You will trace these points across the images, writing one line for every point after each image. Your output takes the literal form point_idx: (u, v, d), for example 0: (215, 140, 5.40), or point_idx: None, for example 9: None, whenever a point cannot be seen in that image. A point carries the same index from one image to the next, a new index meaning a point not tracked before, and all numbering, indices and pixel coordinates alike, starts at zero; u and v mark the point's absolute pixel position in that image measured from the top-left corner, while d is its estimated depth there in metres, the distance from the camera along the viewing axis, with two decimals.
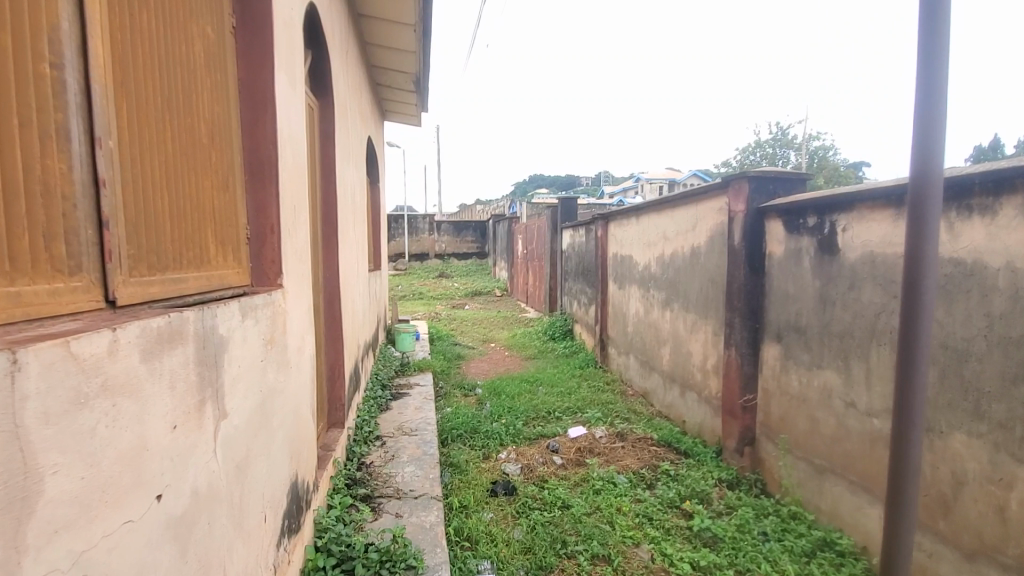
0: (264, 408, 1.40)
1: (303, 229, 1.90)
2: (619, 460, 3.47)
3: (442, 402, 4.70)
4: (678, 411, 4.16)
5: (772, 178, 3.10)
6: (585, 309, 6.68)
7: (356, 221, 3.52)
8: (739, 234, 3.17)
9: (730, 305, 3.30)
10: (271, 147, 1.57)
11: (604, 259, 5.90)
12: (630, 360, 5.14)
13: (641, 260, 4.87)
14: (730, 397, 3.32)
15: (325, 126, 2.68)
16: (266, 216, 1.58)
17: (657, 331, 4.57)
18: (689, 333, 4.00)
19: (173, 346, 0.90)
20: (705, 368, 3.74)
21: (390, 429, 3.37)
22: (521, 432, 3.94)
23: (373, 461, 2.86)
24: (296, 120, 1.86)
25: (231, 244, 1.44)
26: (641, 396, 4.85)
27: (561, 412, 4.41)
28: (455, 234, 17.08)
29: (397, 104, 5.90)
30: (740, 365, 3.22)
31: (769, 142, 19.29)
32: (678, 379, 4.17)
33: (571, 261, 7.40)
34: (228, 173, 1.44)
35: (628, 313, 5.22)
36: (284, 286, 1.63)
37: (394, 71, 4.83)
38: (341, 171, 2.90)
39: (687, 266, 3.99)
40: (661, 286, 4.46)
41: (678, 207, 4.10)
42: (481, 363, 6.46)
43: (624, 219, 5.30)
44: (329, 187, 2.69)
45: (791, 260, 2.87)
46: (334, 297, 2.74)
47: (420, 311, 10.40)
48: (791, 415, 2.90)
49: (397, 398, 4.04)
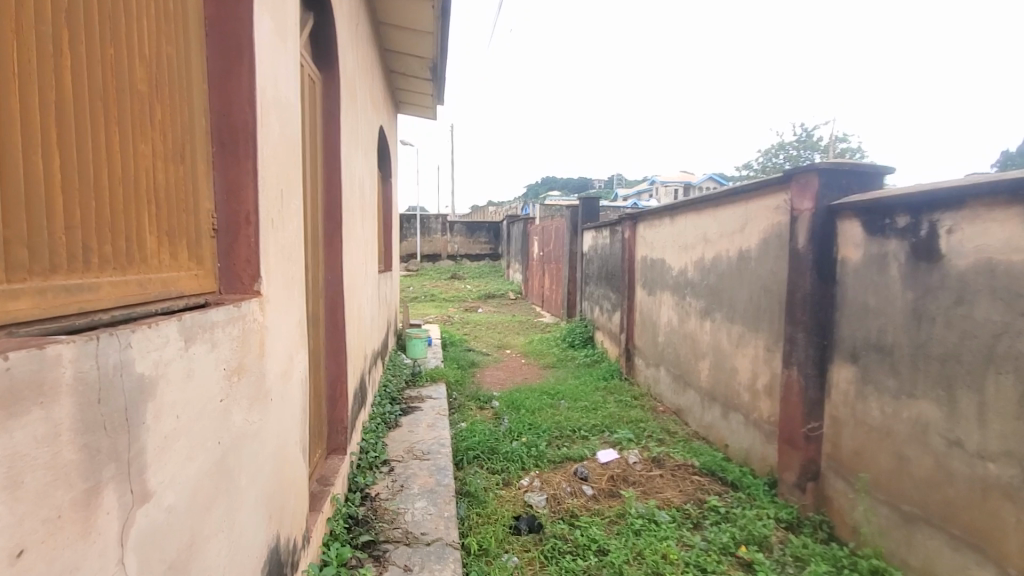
0: (228, 465, 1.01)
1: (295, 222, 1.51)
2: (658, 492, 3.04)
3: (457, 416, 4.30)
4: (719, 433, 3.72)
5: (846, 172, 2.66)
6: (609, 316, 6.25)
7: (364, 217, 3.14)
8: (805, 237, 2.74)
9: (791, 317, 2.87)
10: (247, 109, 1.18)
11: (631, 263, 5.47)
12: (661, 373, 4.71)
13: (676, 264, 4.45)
14: (789, 424, 2.89)
15: (329, 103, 2.31)
16: (241, 200, 1.19)
17: (694, 343, 4.13)
18: (733, 347, 3.57)
19: (18, 414, 0.51)
20: (755, 388, 3.31)
21: (399, 452, 2.97)
22: (544, 455, 3.53)
23: (379, 493, 2.46)
24: (290, 84, 1.47)
25: (187, 236, 1.05)
26: (674, 414, 4.41)
27: (588, 431, 3.99)
28: (468, 234, 16.71)
29: (412, 95, 5.53)
30: (803, 388, 2.78)
31: (792, 144, 18.69)
32: (720, 398, 3.73)
33: (593, 264, 6.97)
34: (185, 140, 1.05)
35: (659, 322, 4.78)
36: (263, 294, 1.24)
37: (410, 55, 4.46)
38: (348, 158, 2.52)
39: (734, 273, 3.56)
40: (699, 294, 4.03)
41: (724, 206, 3.67)
42: (496, 371, 6.06)
43: (656, 219, 4.88)
44: (332, 174, 2.31)
45: (873, 268, 2.44)
46: (338, 303, 2.36)
47: (432, 314, 10.05)
48: (870, 449, 2.47)
49: (407, 414, 3.65)
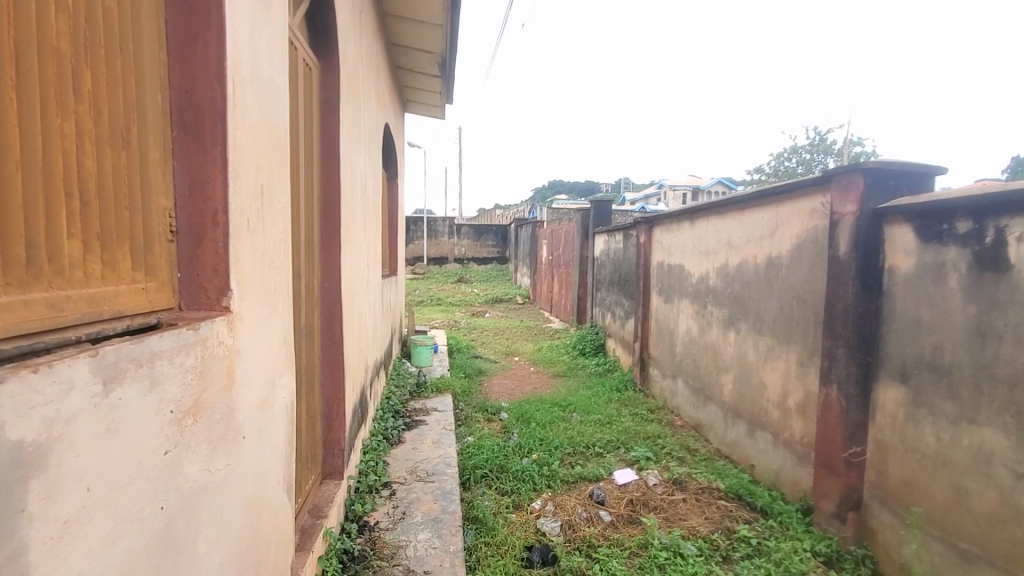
0: (178, 532, 0.79)
1: (279, 224, 1.30)
2: (682, 519, 2.80)
3: (464, 429, 4.07)
4: (744, 452, 3.47)
5: (894, 172, 2.43)
6: (621, 324, 6.00)
7: (366, 219, 2.93)
8: (848, 244, 2.50)
9: (831, 331, 2.63)
10: (215, 86, 0.98)
11: (646, 269, 5.24)
12: (678, 385, 4.47)
13: (696, 271, 4.21)
14: (827, 447, 2.65)
15: (327, 94, 2.10)
16: (207, 195, 0.98)
17: (716, 355, 3.89)
18: (761, 361, 3.33)
19: None
20: (786, 406, 3.07)
21: (401, 473, 2.75)
22: (556, 474, 3.29)
23: (379, 523, 2.24)
24: (276, 63, 1.26)
25: (132, 240, 0.84)
26: (693, 429, 4.17)
27: (602, 447, 3.75)
28: (476, 238, 16.52)
29: (421, 93, 5.32)
30: (844, 409, 2.54)
31: (805, 147, 18.35)
32: (746, 414, 3.48)
33: (605, 269, 6.74)
34: (130, 119, 0.84)
35: (677, 331, 4.54)
36: (235, 311, 1.02)
37: (417, 50, 4.26)
38: (348, 154, 2.31)
39: (763, 281, 3.32)
40: (722, 303, 3.79)
41: (752, 210, 3.44)
42: (504, 380, 5.83)
43: (674, 223, 4.64)
44: (331, 170, 2.10)
45: (928, 278, 2.20)
46: (335, 313, 2.15)
47: (439, 318, 9.84)
48: (922, 479, 2.22)
49: (411, 428, 3.43)
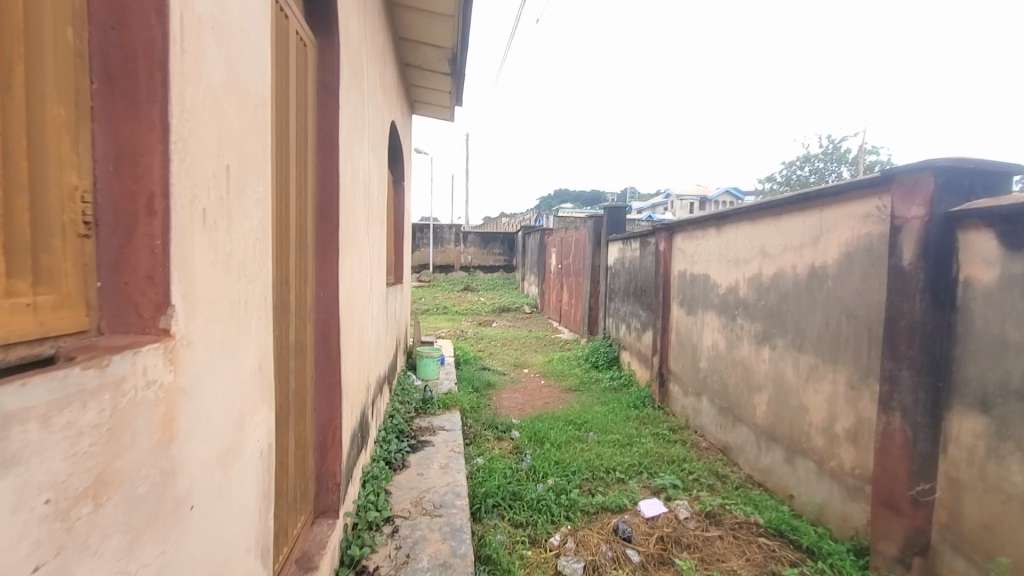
0: None
1: (254, 221, 1.02)
2: (719, 560, 2.49)
3: (473, 449, 3.77)
4: (782, 481, 3.16)
5: (969, 171, 2.13)
6: (638, 336, 5.69)
7: (370, 222, 2.65)
8: (913, 252, 2.22)
9: (893, 351, 2.33)
10: (153, 21, 0.70)
11: (666, 279, 4.93)
12: (703, 404, 4.16)
13: (723, 281, 3.91)
14: (888, 482, 2.34)
15: (326, 77, 1.83)
16: (138, 173, 0.71)
17: (747, 373, 3.58)
18: (802, 381, 3.02)
19: None
20: (834, 433, 2.76)
21: (405, 504, 2.46)
22: (575, 503, 2.99)
23: (379, 569, 1.95)
24: (250, 15, 0.98)
25: (8, 233, 0.57)
26: (720, 452, 3.85)
27: (624, 472, 3.44)
28: (482, 246, 16.25)
29: (429, 92, 5.06)
30: (909, 440, 2.24)
31: (819, 156, 18.00)
32: (784, 439, 3.17)
33: (620, 278, 6.44)
34: (13, 58, 0.58)
35: (701, 345, 4.24)
36: (180, 334, 0.75)
37: (427, 45, 4.00)
38: (349, 147, 2.04)
39: (804, 293, 3.02)
40: (755, 316, 3.48)
41: (792, 215, 3.14)
42: (514, 394, 5.52)
43: (698, 230, 4.35)
44: (330, 163, 1.83)
45: (1015, 293, 1.90)
46: (332, 326, 1.87)
47: (445, 328, 9.55)
48: (1007, 525, 1.91)
49: (416, 450, 3.13)
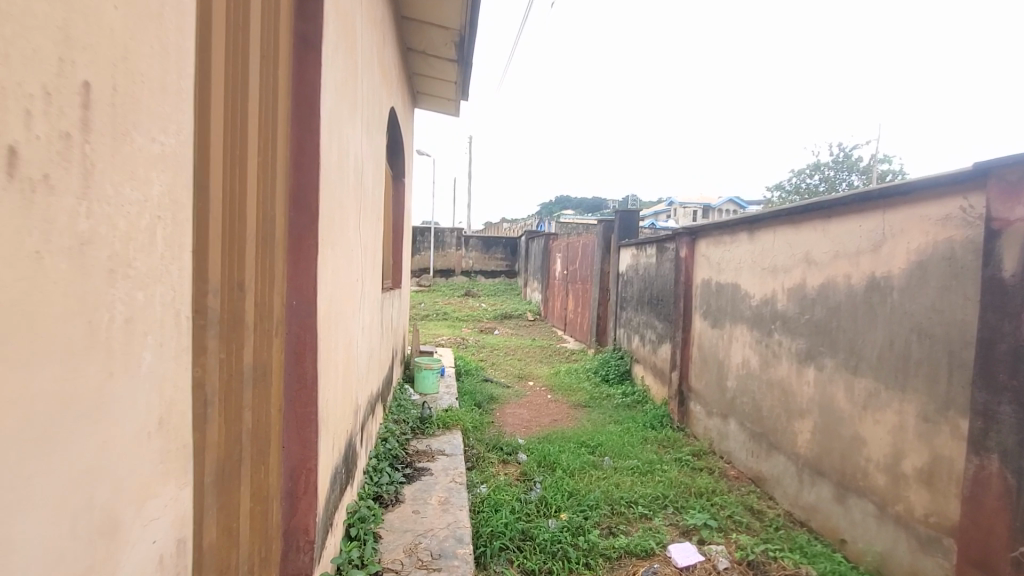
0: None
1: (155, 191, 0.63)
2: None
3: (475, 474, 3.37)
4: (833, 522, 2.76)
5: None
6: (652, 349, 5.30)
7: (362, 218, 2.26)
8: (1018, 262, 1.84)
9: (989, 380, 1.94)
10: None
11: (686, 287, 4.53)
12: (730, 427, 3.75)
13: (756, 291, 3.52)
14: (980, 539, 1.95)
15: (305, 26, 1.43)
16: None
17: (785, 395, 3.19)
18: (859, 408, 2.63)
19: None
20: (903, 472, 2.37)
21: (397, 555, 2.04)
22: (594, 546, 2.58)
23: None
24: None
25: None
26: (752, 483, 3.44)
27: (647, 507, 3.03)
28: (484, 250, 15.86)
29: (432, 82, 4.66)
30: (1011, 490, 1.85)
31: (829, 165, 17.63)
32: (833, 474, 2.78)
33: (633, 286, 6.04)
34: None
35: (727, 362, 3.84)
36: None
37: (432, 25, 3.62)
38: (335, 121, 1.65)
39: (861, 307, 2.63)
40: (796, 332, 3.09)
41: (845, 217, 2.75)
42: (518, 409, 5.11)
43: (725, 235, 3.96)
44: (311, 134, 1.44)
45: None
46: (306, 342, 1.47)
47: (444, 335, 9.15)
48: None
49: (412, 480, 2.73)
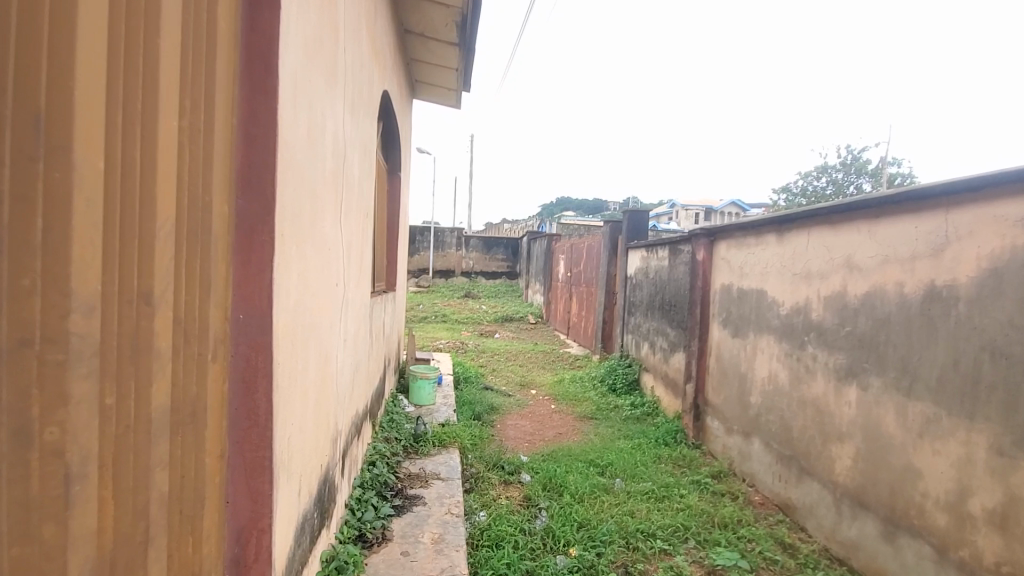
0: None
1: None
2: None
3: (474, 499, 3.03)
4: (880, 564, 2.43)
5: None
6: (664, 357, 4.97)
7: (345, 210, 1.93)
8: None
9: None
10: None
11: (703, 293, 4.20)
12: (754, 447, 3.42)
13: (785, 299, 3.19)
14: None
15: None
16: None
17: (819, 415, 2.86)
18: (913, 434, 2.30)
19: None
20: (969, 513, 2.04)
21: None
22: None
23: None
24: None
25: None
26: (780, 511, 3.11)
27: (666, 540, 2.70)
28: (484, 250, 15.53)
29: (433, 69, 4.34)
30: None
31: (837, 167, 17.28)
32: (880, 508, 2.45)
33: (644, 289, 5.71)
34: None
35: (751, 376, 3.51)
36: None
37: (431, 3, 3.29)
38: (304, 86, 1.31)
39: (917, 321, 2.30)
40: (835, 345, 2.76)
41: (898, 217, 2.42)
42: (520, 421, 4.78)
43: (748, 237, 3.63)
44: (269, 97, 1.11)
45: None
46: (258, 367, 1.13)
47: (443, 338, 8.82)
48: None
49: (401, 512, 2.40)
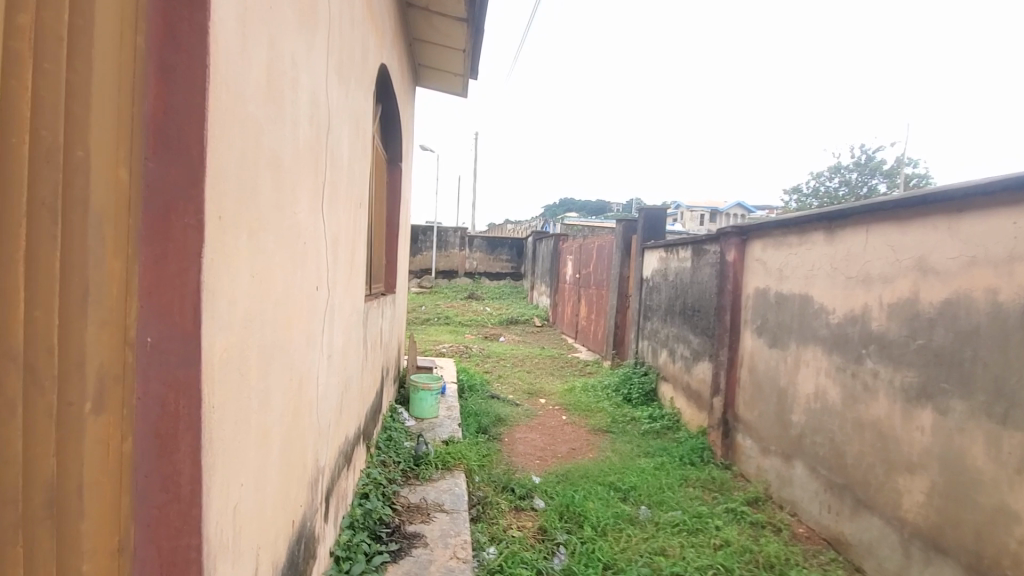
0: None
1: None
2: None
3: (482, 530, 2.66)
4: None
5: None
6: (686, 367, 4.58)
7: (329, 195, 1.56)
8: None
9: None
10: None
11: (733, 297, 3.82)
12: (798, 472, 3.03)
13: (836, 305, 2.81)
14: None
15: None
16: None
17: (882, 440, 2.47)
18: (1008, 471, 1.92)
19: None
20: None
21: None
22: None
23: None
24: None
25: None
26: (830, 547, 2.73)
27: None
28: (489, 250, 15.17)
29: (438, 51, 3.97)
30: None
31: (851, 167, 16.85)
32: (962, 555, 2.07)
33: (663, 292, 5.32)
34: None
35: (792, 391, 3.13)
36: None
37: None
38: (260, 9, 0.94)
39: (1017, 335, 1.91)
40: (903, 360, 2.38)
41: (989, 211, 2.03)
42: (530, 434, 4.40)
43: (790, 236, 3.25)
44: (198, 8, 0.72)
45: None
46: (178, 415, 0.74)
47: (446, 341, 8.46)
48: None
49: (399, 556, 2.02)
